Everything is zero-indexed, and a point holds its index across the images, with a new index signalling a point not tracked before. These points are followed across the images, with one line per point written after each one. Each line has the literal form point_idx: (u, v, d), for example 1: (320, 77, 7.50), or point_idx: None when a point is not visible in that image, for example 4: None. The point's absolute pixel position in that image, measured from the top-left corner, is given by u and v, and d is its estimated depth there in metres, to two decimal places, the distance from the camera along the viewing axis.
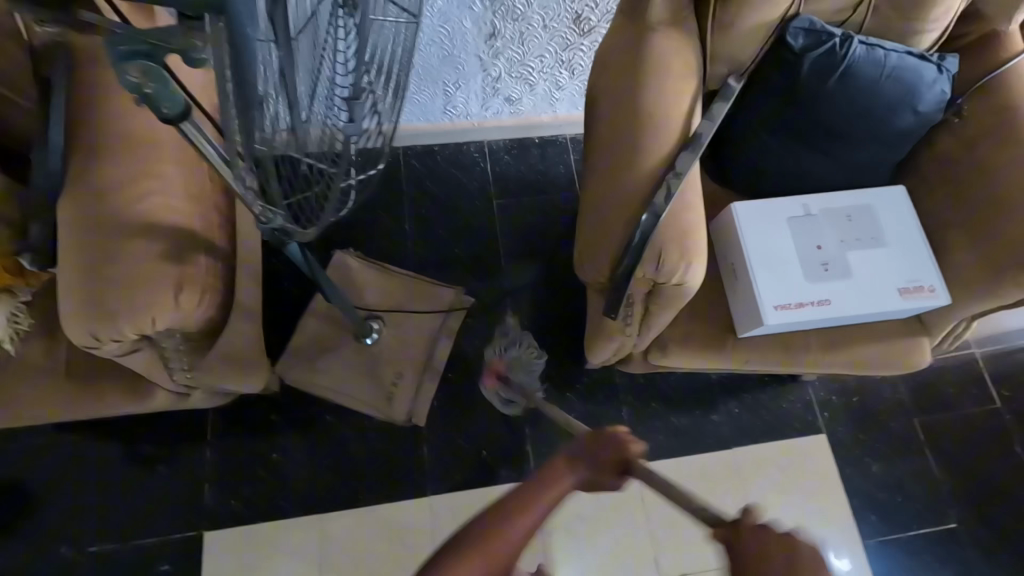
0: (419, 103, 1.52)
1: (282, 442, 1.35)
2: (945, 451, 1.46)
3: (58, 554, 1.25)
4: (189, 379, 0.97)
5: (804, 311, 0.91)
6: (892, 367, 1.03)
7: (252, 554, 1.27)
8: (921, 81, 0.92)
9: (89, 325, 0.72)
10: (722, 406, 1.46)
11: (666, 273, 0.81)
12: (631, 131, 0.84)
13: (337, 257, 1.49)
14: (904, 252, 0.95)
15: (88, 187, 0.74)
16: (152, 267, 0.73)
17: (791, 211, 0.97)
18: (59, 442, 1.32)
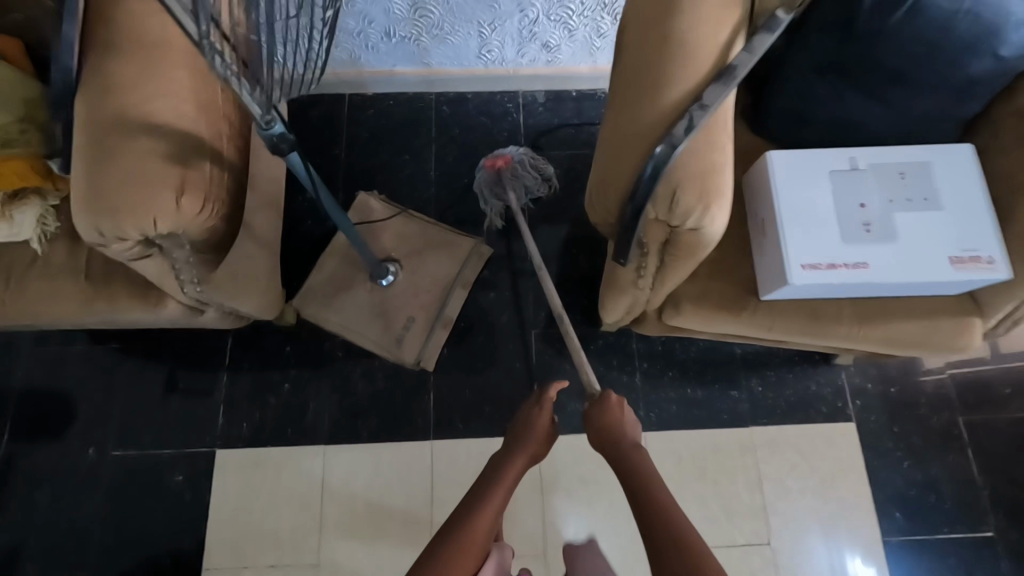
0: (453, 45, 1.47)
1: (294, 373, 1.39)
2: (989, 455, 1.34)
3: (83, 455, 1.33)
4: (200, 295, 0.99)
5: (836, 273, 0.82)
6: (934, 348, 0.93)
7: (259, 474, 1.32)
8: (1009, 19, 0.79)
9: (96, 218, 0.73)
10: (743, 382, 1.39)
11: (681, 214, 0.75)
12: (657, 58, 0.77)
13: (361, 199, 1.49)
14: (962, 218, 0.84)
15: (100, 84, 0.75)
16: (157, 168, 0.74)
17: (834, 164, 0.87)
18: (91, 352, 1.40)
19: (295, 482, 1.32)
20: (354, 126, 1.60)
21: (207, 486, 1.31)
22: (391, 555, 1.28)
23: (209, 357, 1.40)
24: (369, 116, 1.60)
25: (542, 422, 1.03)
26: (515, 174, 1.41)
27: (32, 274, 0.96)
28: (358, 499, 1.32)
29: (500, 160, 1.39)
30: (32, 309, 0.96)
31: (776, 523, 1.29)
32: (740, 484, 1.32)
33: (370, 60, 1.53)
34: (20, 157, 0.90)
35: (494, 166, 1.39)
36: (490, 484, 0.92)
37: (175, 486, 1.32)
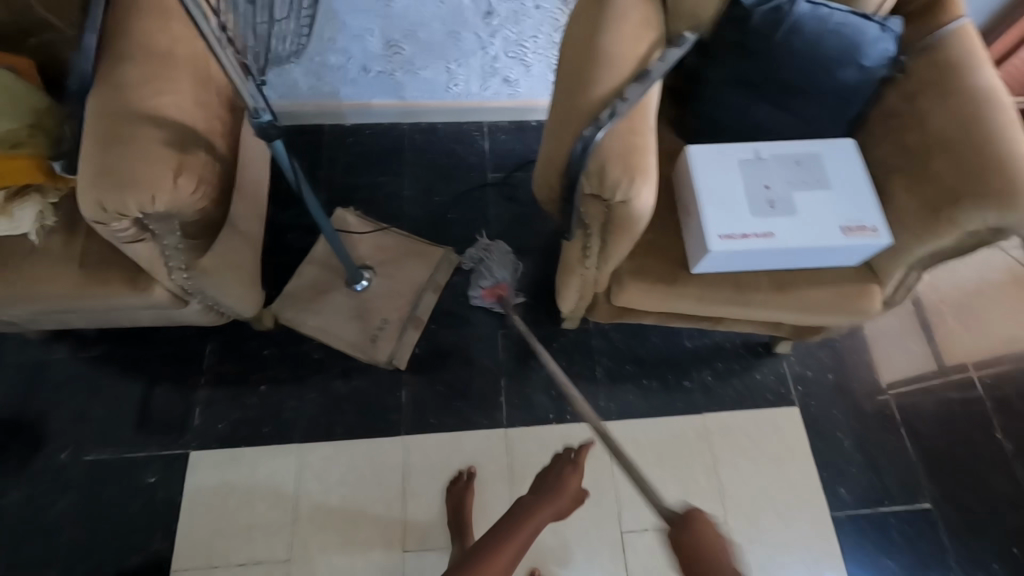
0: (424, 79, 1.66)
1: (270, 374, 1.45)
2: (923, 434, 1.44)
3: (57, 459, 1.36)
4: (185, 281, 1.07)
5: (748, 241, 0.97)
6: (844, 311, 1.06)
7: (234, 471, 1.36)
8: (864, 37, 0.99)
9: (100, 193, 0.84)
10: (695, 372, 1.49)
11: (611, 185, 0.88)
12: (586, 65, 0.94)
13: (338, 214, 1.60)
14: (849, 195, 1.00)
15: (113, 84, 0.88)
16: (158, 152, 0.86)
17: (742, 154, 1.03)
18: (70, 360, 1.45)
19: (269, 477, 1.36)
20: (334, 152, 1.74)
21: (180, 486, 1.34)
22: (363, 548, 1.31)
23: (187, 361, 1.45)
24: (348, 143, 1.76)
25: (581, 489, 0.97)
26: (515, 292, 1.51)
27: (29, 263, 1.04)
28: (331, 494, 1.35)
29: (506, 289, 1.47)
30: (25, 295, 1.04)
31: (733, 503, 1.37)
32: (697, 468, 1.40)
33: (350, 93, 1.70)
34: (29, 156, 0.99)
35: (503, 296, 1.46)
36: (506, 529, 0.92)
37: (148, 487, 1.34)
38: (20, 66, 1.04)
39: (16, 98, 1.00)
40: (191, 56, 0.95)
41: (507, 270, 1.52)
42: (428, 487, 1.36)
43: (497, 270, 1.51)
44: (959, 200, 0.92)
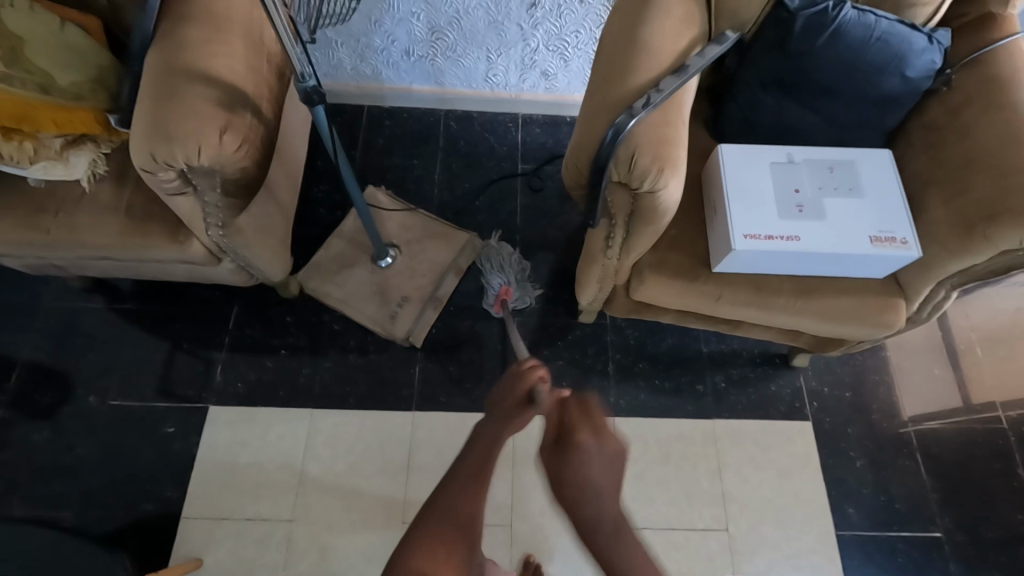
0: (464, 66, 1.69)
1: (291, 339, 1.49)
2: (939, 461, 1.41)
3: (85, 402, 1.43)
4: (220, 239, 1.11)
5: (772, 243, 0.96)
6: (865, 324, 1.05)
7: (249, 429, 1.41)
8: (910, 47, 0.98)
9: (151, 144, 0.88)
10: (708, 377, 1.48)
11: (639, 174, 0.89)
12: (625, 55, 0.95)
13: (369, 191, 1.64)
14: (881, 205, 0.99)
15: (171, 43, 0.93)
16: (207, 109, 0.90)
17: (774, 157, 1.03)
18: (105, 309, 1.52)
19: (281, 439, 1.40)
20: (371, 132, 1.79)
21: (196, 438, 1.39)
22: (365, 516, 1.34)
23: (213, 320, 1.51)
24: (384, 126, 1.80)
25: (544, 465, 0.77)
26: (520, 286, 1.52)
27: (79, 208, 1.10)
28: (338, 460, 1.38)
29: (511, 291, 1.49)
30: (74, 239, 1.10)
31: (735, 512, 1.35)
32: (702, 472, 1.39)
33: (390, 76, 1.74)
34: (88, 108, 1.06)
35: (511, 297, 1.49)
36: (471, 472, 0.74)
37: (167, 437, 1.40)
38: (87, 23, 1.10)
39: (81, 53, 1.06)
40: (246, 22, 1.00)
41: (503, 270, 1.53)
42: (433, 464, 1.39)
43: (495, 272, 1.52)
44: (996, 217, 0.90)
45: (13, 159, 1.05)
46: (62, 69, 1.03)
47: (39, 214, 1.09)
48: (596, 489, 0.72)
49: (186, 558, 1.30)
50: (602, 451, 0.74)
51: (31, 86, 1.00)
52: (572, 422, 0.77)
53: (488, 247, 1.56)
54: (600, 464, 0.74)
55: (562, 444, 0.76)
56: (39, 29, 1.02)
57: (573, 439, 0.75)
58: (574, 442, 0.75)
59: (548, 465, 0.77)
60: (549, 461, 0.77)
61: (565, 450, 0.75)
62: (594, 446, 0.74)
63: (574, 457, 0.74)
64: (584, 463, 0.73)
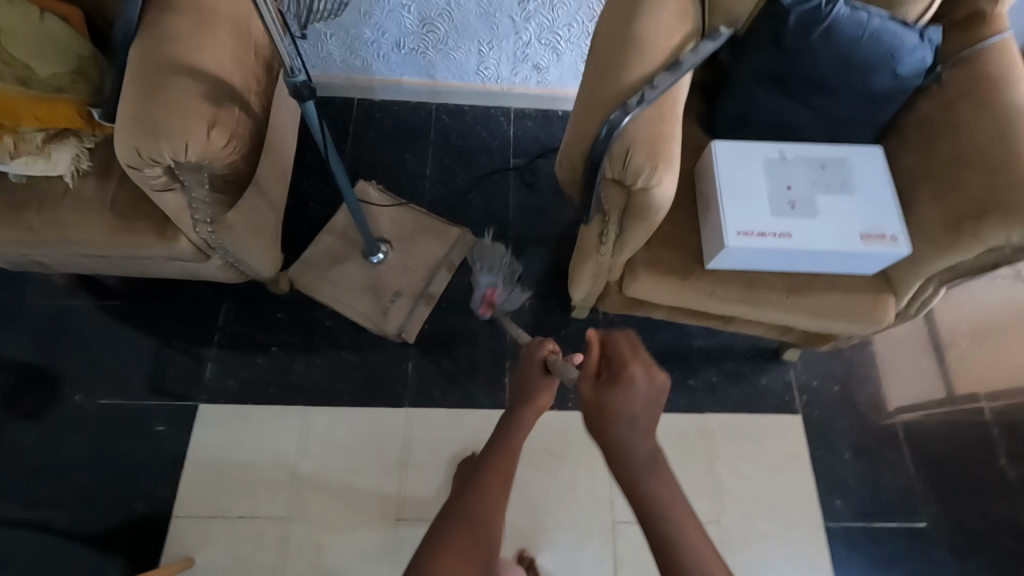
0: (455, 59, 1.67)
1: (282, 336, 1.48)
2: (925, 452, 1.43)
3: (72, 400, 1.41)
4: (210, 236, 1.10)
5: (765, 240, 0.97)
6: (856, 320, 1.06)
7: (240, 427, 1.39)
8: (901, 45, 0.98)
9: (136, 139, 0.86)
10: (700, 371, 1.49)
11: (633, 170, 0.89)
12: (619, 51, 0.94)
13: (360, 186, 1.63)
14: (872, 202, 0.99)
15: (156, 35, 0.91)
16: (194, 103, 0.88)
17: (767, 154, 1.03)
18: (91, 305, 1.49)
19: (273, 437, 1.39)
20: (362, 126, 1.77)
21: (187, 437, 1.38)
22: (359, 513, 1.34)
23: (202, 317, 1.49)
24: (375, 119, 1.78)
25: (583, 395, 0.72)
26: (507, 288, 1.53)
27: (62, 204, 1.08)
28: (331, 457, 1.38)
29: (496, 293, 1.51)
30: (58, 236, 1.08)
31: (727, 504, 1.37)
32: (694, 466, 1.40)
33: (381, 69, 1.72)
34: (70, 101, 1.03)
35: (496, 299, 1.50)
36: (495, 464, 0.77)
37: (157, 435, 1.38)
38: (67, 12, 1.06)
39: (60, 44, 1.03)
40: (233, 15, 0.97)
41: (493, 271, 1.54)
42: (427, 460, 1.39)
43: (484, 271, 1.54)
44: (984, 215, 0.91)
45: None
46: (44, 61, 1.02)
47: (21, 211, 1.07)
48: (637, 425, 0.67)
49: (178, 557, 1.29)
50: (647, 387, 0.70)
51: (12, 78, 1.00)
52: (617, 356, 0.74)
53: (480, 245, 1.58)
54: (643, 399, 0.69)
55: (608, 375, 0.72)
56: (18, 19, 1.00)
57: (618, 372, 0.71)
58: (622, 374, 0.71)
59: (589, 397, 0.72)
60: (590, 392, 0.72)
61: (609, 382, 0.71)
62: (642, 380, 0.70)
63: (617, 389, 0.70)
64: (628, 397, 0.69)
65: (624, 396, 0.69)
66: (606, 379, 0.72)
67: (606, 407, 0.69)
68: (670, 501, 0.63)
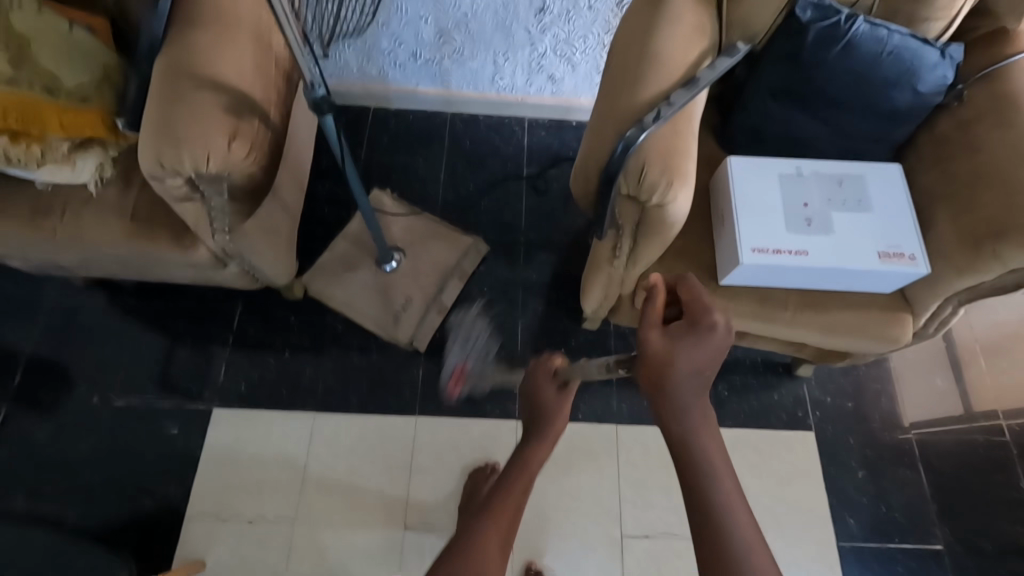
0: (470, 69, 1.68)
1: (294, 341, 1.49)
2: (940, 472, 1.41)
3: (88, 400, 1.43)
4: (227, 244, 1.11)
5: (780, 257, 0.96)
6: (872, 338, 1.05)
7: (252, 430, 1.41)
8: (922, 62, 0.97)
9: (158, 150, 0.88)
10: (710, 384, 1.47)
11: (648, 186, 0.89)
12: (636, 67, 0.94)
13: (374, 195, 1.64)
14: (890, 220, 0.98)
15: (179, 48, 0.92)
16: (216, 116, 0.90)
17: (783, 169, 1.02)
18: (108, 307, 1.52)
19: (284, 441, 1.40)
20: (376, 133, 1.78)
21: (199, 440, 1.40)
22: (367, 519, 1.35)
23: (217, 320, 1.51)
24: (389, 126, 1.79)
25: (650, 341, 0.75)
26: (481, 365, 1.51)
27: (84, 210, 1.10)
28: (341, 463, 1.39)
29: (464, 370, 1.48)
30: (79, 241, 1.10)
31: None
32: None
33: (396, 77, 1.73)
34: (96, 110, 1.06)
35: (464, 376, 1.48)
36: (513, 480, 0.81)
37: (170, 437, 1.40)
38: (94, 23, 1.10)
39: (85, 53, 1.05)
40: (255, 28, 0.99)
41: (470, 341, 1.52)
42: (436, 467, 1.39)
43: (459, 342, 1.51)
44: (1004, 235, 0.90)
45: (21, 163, 1.03)
46: (70, 71, 1.03)
47: (44, 216, 1.09)
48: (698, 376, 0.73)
49: (189, 559, 1.30)
50: (721, 337, 0.73)
51: (37, 87, 1.00)
52: (689, 304, 0.77)
53: (461, 309, 1.53)
54: (711, 350, 0.73)
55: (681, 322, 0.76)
56: (43, 30, 1.02)
57: (690, 320, 0.75)
58: (697, 322, 0.75)
59: (657, 344, 0.75)
60: (659, 340, 0.75)
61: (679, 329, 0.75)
62: (719, 330, 0.74)
63: (689, 337, 0.74)
64: (700, 345, 0.73)
65: (696, 344, 0.73)
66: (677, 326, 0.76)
67: (673, 352, 0.73)
68: (720, 456, 0.69)
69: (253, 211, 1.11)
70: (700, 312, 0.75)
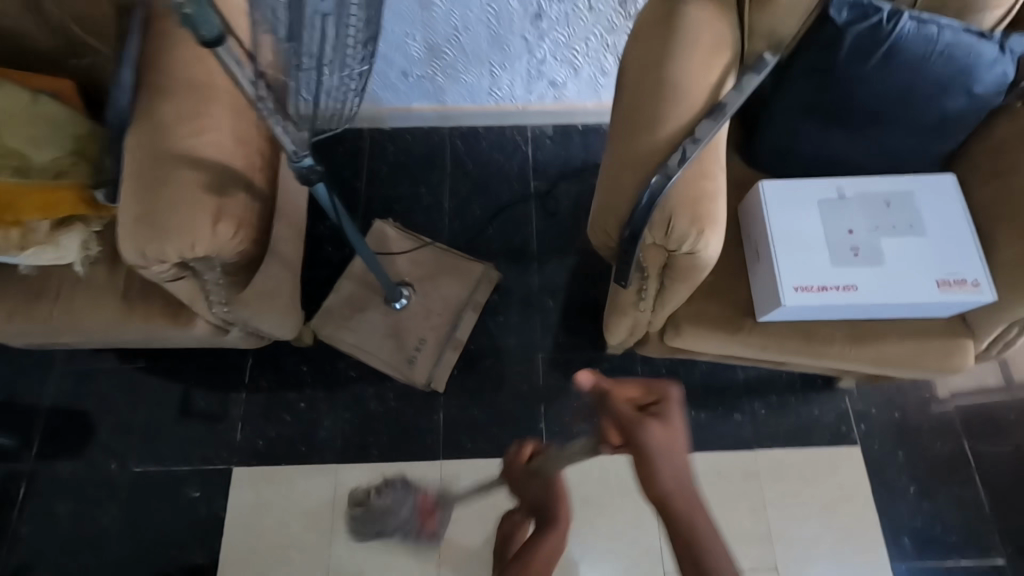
0: (466, 83, 1.57)
1: (309, 391, 1.44)
2: (997, 482, 1.33)
3: (107, 468, 1.40)
4: (226, 314, 1.05)
5: (826, 296, 0.87)
6: (929, 368, 0.96)
7: (274, 488, 1.37)
8: (979, 60, 0.85)
9: (139, 242, 0.81)
10: (746, 405, 1.40)
11: (677, 237, 0.80)
12: (653, 98, 0.84)
13: (376, 226, 1.55)
14: (948, 243, 0.88)
15: (150, 122, 0.84)
16: (194, 198, 0.82)
17: (822, 193, 0.92)
18: (117, 368, 1.48)
19: (308, 495, 1.36)
20: (371, 158, 1.69)
21: (222, 502, 1.36)
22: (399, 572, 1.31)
23: (228, 374, 1.46)
24: (386, 149, 1.70)
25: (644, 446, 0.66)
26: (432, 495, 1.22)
27: (72, 292, 1.04)
28: None
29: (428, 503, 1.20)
30: (74, 325, 1.04)
31: (782, 548, 1.29)
32: (744, 509, 1.32)
33: (389, 97, 1.63)
34: (72, 186, 0.96)
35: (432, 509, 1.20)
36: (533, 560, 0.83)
37: (192, 501, 1.37)
38: (63, 90, 1.02)
39: (59, 124, 0.98)
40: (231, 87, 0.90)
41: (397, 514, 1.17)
42: (466, 512, 1.34)
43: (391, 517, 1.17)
44: None
45: (3, 249, 0.96)
46: (39, 145, 0.96)
47: (33, 302, 1.03)
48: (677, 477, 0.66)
49: None
50: (663, 423, 0.67)
51: (9, 169, 0.94)
52: (628, 422, 0.68)
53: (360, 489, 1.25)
54: (668, 443, 0.66)
55: (661, 407, 0.69)
56: (8, 104, 0.96)
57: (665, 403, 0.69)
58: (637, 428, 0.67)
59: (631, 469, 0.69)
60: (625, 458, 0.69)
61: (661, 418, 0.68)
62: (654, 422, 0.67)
63: (671, 424, 0.68)
64: (684, 425, 0.69)
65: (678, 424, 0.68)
66: (658, 414, 0.68)
67: (664, 446, 0.66)
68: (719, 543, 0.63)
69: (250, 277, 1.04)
70: (665, 390, 0.69)
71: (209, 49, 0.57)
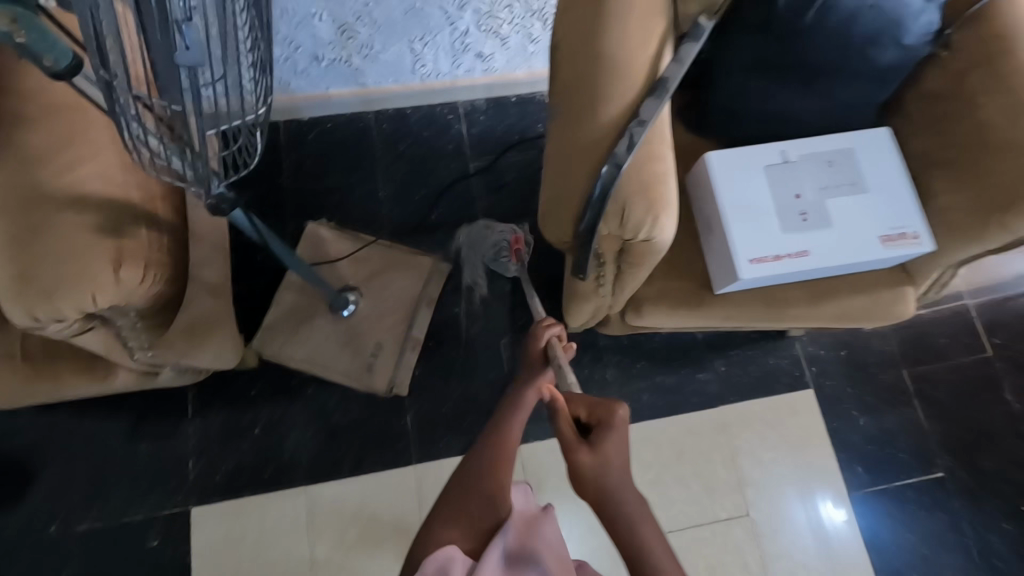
0: (387, 62, 1.43)
1: (264, 414, 1.35)
2: (934, 400, 1.44)
3: (47, 532, 1.27)
4: (151, 359, 0.94)
5: (780, 264, 0.87)
6: (879, 317, 0.99)
7: (243, 520, 1.29)
8: (907, 10, 0.85)
9: (27, 303, 0.69)
10: (708, 364, 1.43)
11: (633, 226, 0.77)
12: (594, 78, 0.79)
13: (310, 229, 1.44)
14: (889, 198, 0.90)
15: (16, 160, 0.71)
16: (87, 243, 0.71)
17: (767, 158, 0.91)
18: (38, 422, 1.33)
19: (280, 522, 1.30)
20: (293, 154, 1.54)
21: (187, 545, 1.28)
22: None
23: (170, 409, 1.35)
24: (308, 142, 1.55)
25: (577, 461, 0.68)
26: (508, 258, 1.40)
27: None
28: (348, 530, 1.30)
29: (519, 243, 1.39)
30: None
31: (754, 494, 1.36)
32: (716, 463, 1.37)
33: (301, 84, 1.47)
34: None
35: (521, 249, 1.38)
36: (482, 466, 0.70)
37: (153, 550, 1.27)
38: None
39: None
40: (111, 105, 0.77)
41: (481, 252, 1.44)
42: None
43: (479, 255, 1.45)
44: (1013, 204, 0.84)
45: None
46: None
47: None
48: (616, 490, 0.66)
49: None
50: (605, 448, 0.68)
51: None
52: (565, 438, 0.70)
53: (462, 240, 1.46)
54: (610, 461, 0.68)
55: (599, 428, 0.70)
56: None
57: (605, 427, 0.70)
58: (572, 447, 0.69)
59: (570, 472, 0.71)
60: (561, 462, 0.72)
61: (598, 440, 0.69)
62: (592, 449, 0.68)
63: (609, 446, 0.69)
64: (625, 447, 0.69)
65: (615, 447, 0.69)
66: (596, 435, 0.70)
67: (604, 469, 0.67)
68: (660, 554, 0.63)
69: (172, 314, 0.93)
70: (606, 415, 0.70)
71: (62, 80, 0.48)
